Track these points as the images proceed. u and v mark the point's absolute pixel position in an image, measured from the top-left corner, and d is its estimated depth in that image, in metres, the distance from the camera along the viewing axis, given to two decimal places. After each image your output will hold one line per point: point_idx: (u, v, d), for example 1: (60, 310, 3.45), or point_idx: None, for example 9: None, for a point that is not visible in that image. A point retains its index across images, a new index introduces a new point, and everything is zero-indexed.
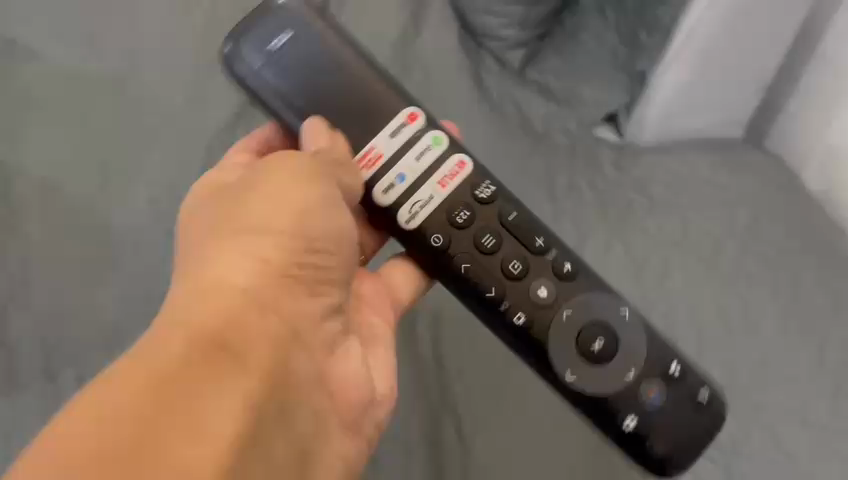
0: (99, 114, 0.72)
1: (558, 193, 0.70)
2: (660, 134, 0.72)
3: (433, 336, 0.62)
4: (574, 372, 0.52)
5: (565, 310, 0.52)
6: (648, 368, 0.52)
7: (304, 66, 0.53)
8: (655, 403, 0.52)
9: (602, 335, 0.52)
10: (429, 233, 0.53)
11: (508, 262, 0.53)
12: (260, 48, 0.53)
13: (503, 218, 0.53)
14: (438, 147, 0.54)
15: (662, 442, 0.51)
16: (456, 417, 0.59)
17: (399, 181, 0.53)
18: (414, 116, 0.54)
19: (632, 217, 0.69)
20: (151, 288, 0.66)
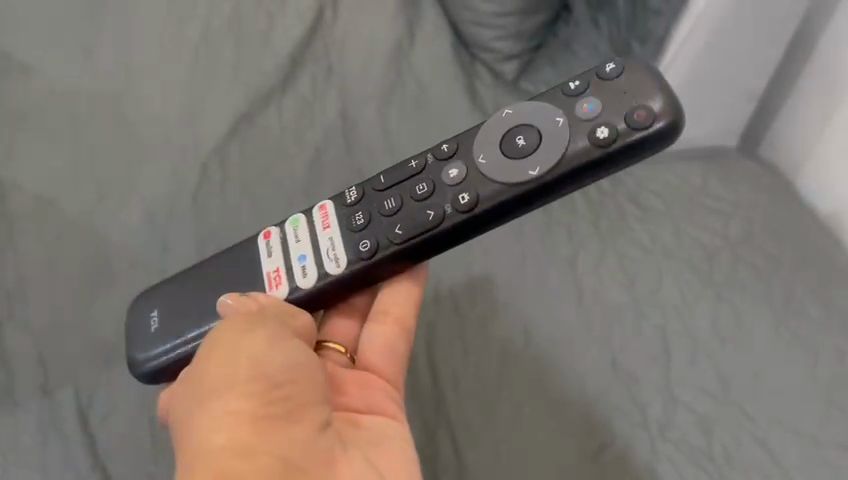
0: (96, 128, 0.73)
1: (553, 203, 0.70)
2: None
3: (428, 348, 0.63)
4: (532, 168, 0.49)
5: (479, 157, 0.51)
6: (558, 104, 0.51)
7: (184, 300, 0.55)
8: (594, 106, 0.49)
9: (518, 135, 0.51)
10: (355, 246, 0.52)
11: (414, 191, 0.52)
12: (148, 338, 0.54)
13: (379, 187, 0.53)
14: (297, 223, 0.55)
15: (628, 114, 0.48)
16: (450, 429, 0.60)
17: (304, 262, 0.53)
18: (263, 234, 0.55)
19: (625, 225, 0.69)
20: None
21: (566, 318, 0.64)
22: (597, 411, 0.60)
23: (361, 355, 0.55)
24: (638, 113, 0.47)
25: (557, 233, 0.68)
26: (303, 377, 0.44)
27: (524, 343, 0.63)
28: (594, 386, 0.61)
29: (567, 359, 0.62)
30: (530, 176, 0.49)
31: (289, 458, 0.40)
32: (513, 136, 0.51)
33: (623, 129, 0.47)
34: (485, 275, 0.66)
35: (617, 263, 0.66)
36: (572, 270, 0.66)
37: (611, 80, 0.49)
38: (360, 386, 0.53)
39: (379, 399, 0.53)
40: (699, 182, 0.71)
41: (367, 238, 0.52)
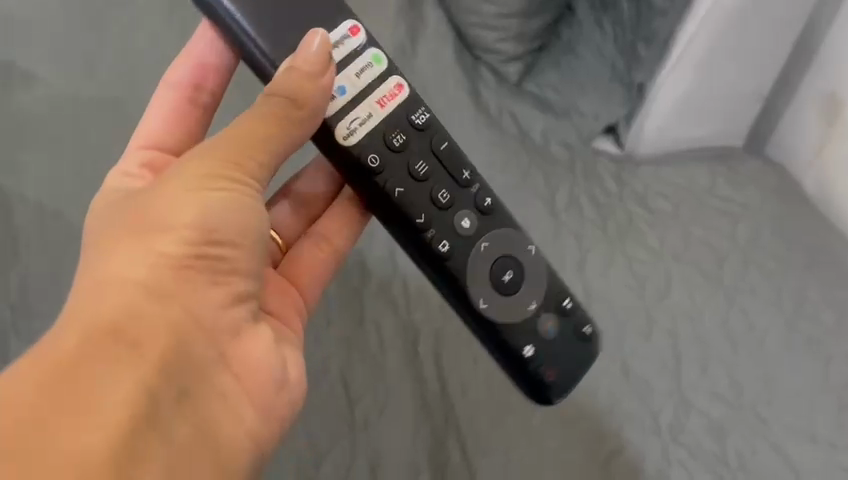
0: (99, 137, 0.72)
1: (558, 207, 0.69)
2: (658, 143, 0.72)
3: (435, 354, 0.62)
4: (485, 300, 0.51)
5: (483, 243, 0.52)
6: (548, 298, 0.53)
7: None
8: (551, 332, 0.53)
9: (511, 269, 0.52)
10: (366, 154, 0.49)
11: (438, 192, 0.51)
12: None
13: (436, 146, 0.51)
14: (378, 64, 0.51)
15: (551, 368, 0.53)
16: (458, 435, 0.59)
17: (337, 94, 0.49)
18: (355, 28, 0.50)
19: (633, 229, 0.68)
20: None
21: None
22: (610, 417, 0.59)
23: (290, 256, 0.55)
24: (549, 372, 0.53)
25: (565, 240, 0.67)
26: (243, 238, 0.43)
27: None
28: (605, 393, 0.60)
29: None
30: (475, 297, 0.51)
31: (197, 315, 0.41)
32: (501, 270, 0.52)
33: (537, 366, 0.52)
34: None
35: (626, 268, 0.65)
36: (580, 273, 0.65)
37: (572, 334, 0.54)
38: (279, 292, 0.52)
39: (288, 312, 0.52)
40: (705, 182, 0.71)
41: (381, 158, 0.49)
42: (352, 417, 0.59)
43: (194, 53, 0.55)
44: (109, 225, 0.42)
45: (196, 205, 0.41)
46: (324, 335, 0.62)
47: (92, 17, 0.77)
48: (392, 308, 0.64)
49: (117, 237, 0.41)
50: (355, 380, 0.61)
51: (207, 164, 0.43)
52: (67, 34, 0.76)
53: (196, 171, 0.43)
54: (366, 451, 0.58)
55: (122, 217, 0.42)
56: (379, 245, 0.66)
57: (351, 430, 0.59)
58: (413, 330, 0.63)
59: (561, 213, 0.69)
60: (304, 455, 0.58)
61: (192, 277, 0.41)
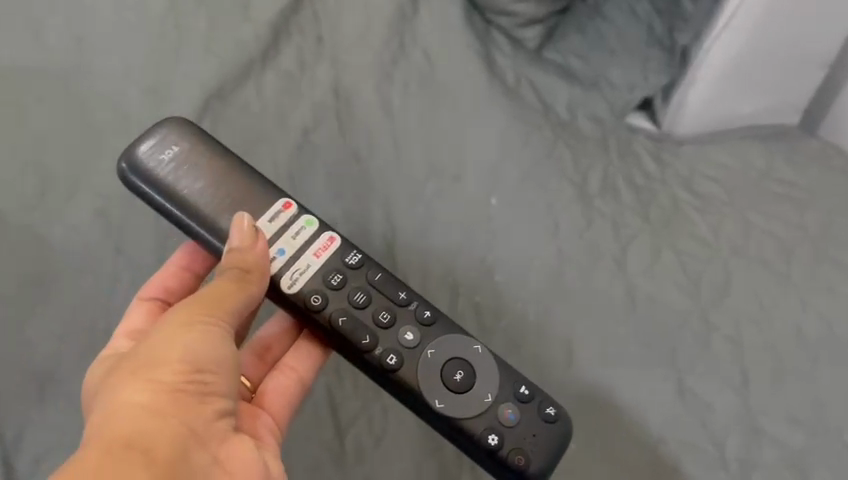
0: (40, 111, 0.61)
1: (591, 191, 0.56)
2: (702, 125, 0.60)
3: None
4: (440, 399, 0.45)
5: (431, 350, 0.46)
6: (503, 386, 0.46)
7: (217, 192, 0.48)
8: (513, 417, 0.45)
9: (461, 368, 0.45)
10: (306, 296, 0.46)
11: (377, 312, 0.46)
12: (158, 155, 0.48)
13: (373, 277, 0.47)
14: (312, 226, 0.48)
15: (526, 456, 0.44)
16: (474, 473, 0.48)
17: (278, 257, 0.47)
18: (285, 204, 0.48)
19: (682, 217, 0.56)
20: (97, 321, 0.53)
21: (618, 332, 0.51)
22: (667, 447, 0.47)
23: (259, 392, 0.47)
24: (517, 459, 0.44)
25: (602, 228, 0.54)
26: (229, 365, 0.40)
27: (567, 367, 0.50)
28: (657, 417, 0.48)
29: (623, 384, 0.49)
30: (430, 400, 0.45)
31: (198, 433, 0.37)
32: (452, 372, 0.45)
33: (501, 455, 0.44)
34: (512, 286, 0.52)
35: (675, 262, 0.53)
36: (621, 271, 0.53)
37: (535, 420, 0.45)
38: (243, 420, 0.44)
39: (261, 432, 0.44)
40: (762, 165, 0.60)
41: (322, 294, 0.46)
42: (342, 452, 0.48)
43: (180, 257, 0.51)
44: (102, 380, 0.39)
45: (180, 340, 0.38)
46: None
47: None
48: None
49: (111, 381, 0.37)
50: (346, 405, 0.49)
51: (185, 309, 0.40)
52: None
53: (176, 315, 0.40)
54: None
55: (114, 368, 0.39)
56: (377, 241, 0.55)
57: (341, 468, 0.47)
58: None
59: (593, 197, 0.56)
60: None
61: (186, 401, 0.37)
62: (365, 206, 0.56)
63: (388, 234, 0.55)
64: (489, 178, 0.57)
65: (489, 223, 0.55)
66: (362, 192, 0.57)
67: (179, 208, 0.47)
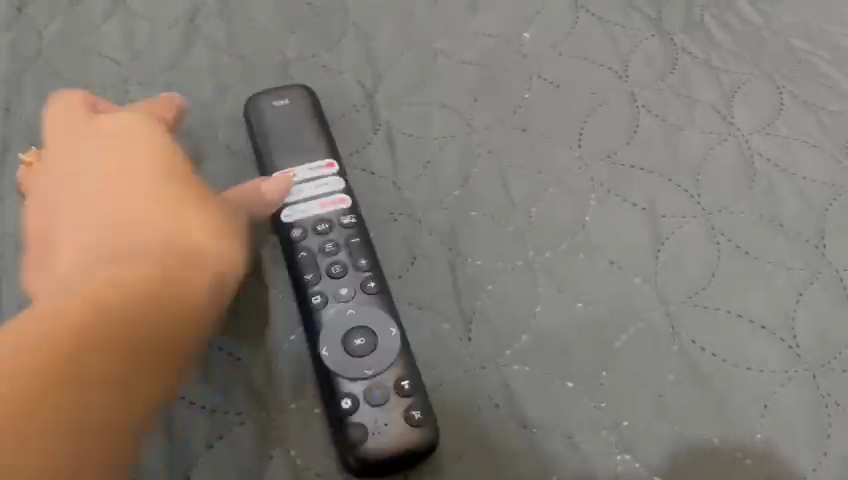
0: None
1: (674, 28, 0.38)
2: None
3: (450, 262, 0.30)
4: (329, 345, 0.26)
5: (353, 316, 0.27)
6: (394, 365, 0.26)
7: (304, 166, 0.31)
8: (377, 397, 0.25)
9: (364, 335, 0.27)
10: (284, 223, 0.30)
11: (327, 262, 0.28)
12: (265, 104, 0.32)
13: (354, 239, 0.29)
14: (342, 187, 0.31)
15: (358, 442, 0.25)
16: (502, 426, 0.27)
17: (289, 196, 0.30)
18: (330, 162, 0.31)
19: (808, 69, 0.37)
20: None
21: (736, 211, 0.31)
22: (839, 385, 0.27)
23: None
24: (352, 432, 0.25)
25: (692, 72, 0.36)
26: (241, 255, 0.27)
27: (654, 257, 0.30)
28: (808, 334, 0.28)
29: (754, 284, 0.29)
30: (317, 342, 0.27)
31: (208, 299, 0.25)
32: (354, 333, 0.27)
33: (334, 423, 0.26)
34: (555, 146, 0.33)
35: (806, 117, 0.35)
36: (728, 125, 0.34)
37: (404, 415, 0.25)
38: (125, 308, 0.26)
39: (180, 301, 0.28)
40: None
41: (304, 233, 0.29)
42: (269, 384, 0.27)
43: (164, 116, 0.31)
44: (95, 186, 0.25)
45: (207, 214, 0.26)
46: None
47: None
48: (369, 184, 0.32)
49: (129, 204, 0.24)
50: (278, 308, 0.29)
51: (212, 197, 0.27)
52: None
53: (179, 161, 0.27)
54: (290, 453, 0.26)
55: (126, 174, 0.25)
56: (350, 89, 0.36)
57: (265, 413, 0.27)
58: (408, 220, 0.31)
59: (676, 33, 0.38)
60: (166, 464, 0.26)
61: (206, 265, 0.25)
62: (331, 42, 0.37)
63: (368, 83, 0.36)
64: (520, 8, 0.38)
65: (521, 63, 0.36)
66: (329, 23, 0.38)
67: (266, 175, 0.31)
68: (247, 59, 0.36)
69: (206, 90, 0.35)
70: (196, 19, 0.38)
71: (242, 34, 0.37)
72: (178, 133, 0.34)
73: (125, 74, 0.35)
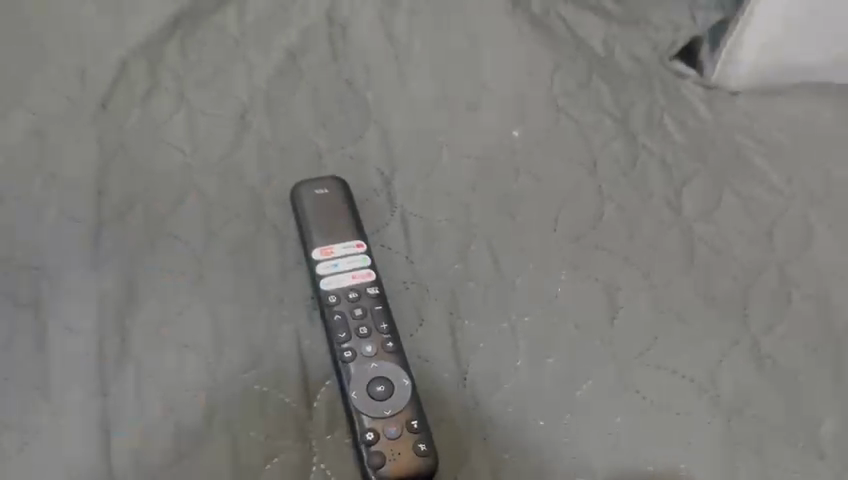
0: None
1: (636, 128, 0.46)
2: (762, 77, 0.50)
3: (450, 324, 0.38)
4: (357, 390, 0.35)
5: (375, 368, 0.35)
6: (407, 408, 0.34)
7: (339, 244, 0.39)
8: (392, 432, 0.33)
9: (385, 382, 0.35)
10: (323, 291, 0.38)
11: (357, 324, 0.37)
12: (308, 192, 0.41)
13: (376, 306, 0.37)
14: (368, 263, 0.39)
15: (378, 467, 0.33)
16: (489, 456, 0.34)
17: (328, 268, 0.38)
18: (359, 242, 0.40)
19: (746, 164, 0.46)
20: (7, 249, 0.40)
21: (677, 286, 0.39)
22: (746, 427, 0.35)
23: None
24: (372, 459, 0.33)
25: (649, 167, 0.44)
26: None
27: (610, 323, 0.38)
28: (727, 387, 0.36)
29: (687, 345, 0.37)
30: (347, 386, 0.35)
31: None
32: (376, 383, 0.35)
33: (358, 451, 0.33)
34: (536, 229, 0.41)
35: (739, 208, 0.43)
36: (676, 214, 0.42)
37: (413, 447, 0.33)
38: None
39: None
40: (834, 116, 0.50)
41: (339, 299, 0.37)
42: (309, 419, 0.35)
43: None
44: None
45: None
46: (271, 288, 0.39)
47: None
48: (386, 258, 0.41)
49: None
50: (316, 360, 0.37)
51: None
52: None
53: None
54: (326, 472, 0.34)
55: None
56: (371, 176, 0.44)
57: (306, 440, 0.35)
58: (417, 288, 0.39)
59: (638, 132, 0.46)
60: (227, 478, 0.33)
61: None
62: (356, 136, 0.46)
63: (386, 171, 0.44)
64: (511, 110, 0.47)
65: (511, 157, 0.45)
66: (355, 121, 0.47)
67: (309, 251, 0.39)
68: (288, 149, 0.45)
69: (256, 176, 0.44)
70: (247, 115, 0.46)
71: (284, 130, 0.46)
72: (234, 212, 0.42)
73: (190, 161, 0.44)
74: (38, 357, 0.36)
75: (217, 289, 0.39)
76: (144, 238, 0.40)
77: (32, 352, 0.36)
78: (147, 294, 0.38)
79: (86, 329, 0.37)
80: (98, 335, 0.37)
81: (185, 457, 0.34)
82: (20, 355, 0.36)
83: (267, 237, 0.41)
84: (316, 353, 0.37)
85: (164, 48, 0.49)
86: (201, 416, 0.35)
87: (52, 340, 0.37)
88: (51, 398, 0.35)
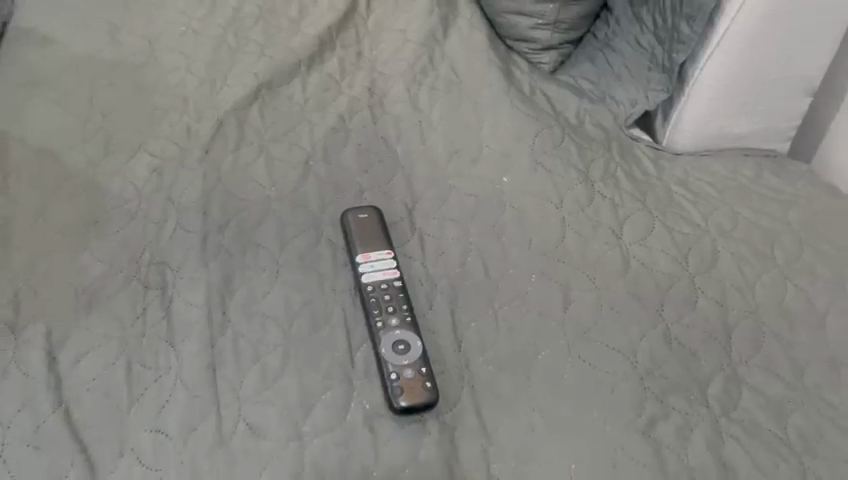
0: (111, 96, 0.69)
1: (594, 176, 0.63)
2: (698, 140, 0.70)
3: (451, 309, 0.54)
4: (385, 347, 0.50)
5: (398, 332, 0.51)
6: (419, 359, 0.50)
7: (375, 252, 0.56)
8: (409, 374, 0.49)
9: (405, 343, 0.50)
10: (363, 282, 0.54)
11: (387, 304, 0.52)
12: (354, 217, 0.58)
13: (400, 294, 0.53)
14: (394, 265, 0.55)
15: (398, 396, 0.48)
16: (474, 396, 0.50)
17: (367, 268, 0.55)
18: (388, 250, 0.56)
19: (677, 205, 0.62)
20: (141, 253, 0.57)
21: (614, 289, 0.55)
22: (655, 382, 0.50)
23: None
24: (395, 391, 0.48)
25: (601, 206, 0.60)
26: None
27: (564, 312, 0.54)
28: (644, 356, 0.51)
29: (618, 327, 0.53)
30: (378, 345, 0.50)
31: None
32: (399, 343, 0.50)
33: (385, 386, 0.49)
34: (516, 246, 0.58)
35: (667, 236, 0.59)
36: (618, 239, 0.58)
37: (423, 384, 0.49)
38: None
39: None
40: (751, 175, 0.67)
41: (374, 288, 0.53)
42: (352, 367, 0.51)
43: None
44: None
45: None
46: (326, 280, 0.55)
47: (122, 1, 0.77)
48: (408, 263, 0.57)
49: None
50: (357, 328, 0.53)
51: None
52: (98, 14, 0.76)
53: None
54: (362, 401, 0.49)
55: None
56: (399, 207, 0.61)
57: (349, 381, 0.50)
58: (429, 284, 0.55)
59: (596, 180, 0.62)
60: (293, 402, 0.49)
61: None
62: (388, 179, 0.63)
63: (410, 204, 0.61)
64: (502, 162, 0.63)
65: (500, 196, 0.61)
66: (387, 168, 0.64)
67: (353, 255, 0.56)
68: (338, 187, 0.62)
69: (315, 205, 0.60)
70: (309, 161, 0.63)
71: (336, 173, 0.63)
72: (300, 229, 0.58)
73: (268, 193, 0.61)
74: (166, 320, 0.53)
75: (288, 280, 0.55)
76: (237, 245, 0.57)
77: (162, 317, 0.53)
78: (240, 282, 0.55)
79: (199, 303, 0.53)
80: (207, 306, 0.53)
81: (265, 389, 0.49)
82: (153, 320, 0.53)
83: (323, 247, 0.57)
84: (356, 325, 0.53)
85: (249, 112, 0.67)
86: (277, 362, 0.50)
87: (175, 311, 0.53)
88: (176, 348, 0.51)
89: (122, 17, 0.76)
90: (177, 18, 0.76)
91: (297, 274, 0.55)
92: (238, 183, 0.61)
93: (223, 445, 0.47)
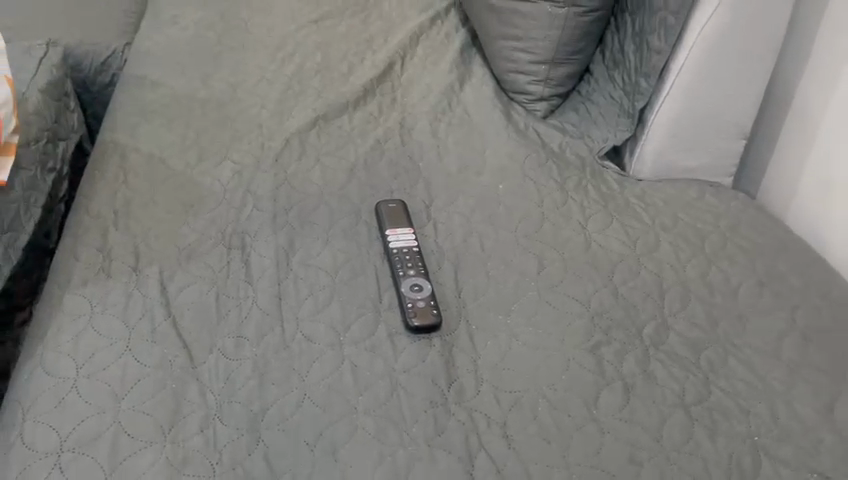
0: (203, 121, 0.91)
1: (569, 187, 0.82)
2: (656, 170, 0.89)
3: (454, 269, 0.73)
4: (405, 287, 0.69)
5: (414, 278, 0.70)
6: (429, 295, 0.68)
7: (400, 228, 0.75)
8: (421, 304, 0.67)
9: (419, 285, 0.69)
10: (391, 247, 0.73)
11: (407, 260, 0.71)
12: (386, 205, 0.77)
13: (417, 255, 0.72)
14: (414, 237, 0.75)
15: (413, 317, 0.66)
16: (468, 325, 0.68)
17: (394, 237, 0.74)
18: (410, 228, 0.75)
19: (631, 209, 0.81)
20: (225, 226, 0.77)
21: (577, 260, 0.73)
22: (603, 320, 0.68)
23: None
24: (411, 314, 0.66)
25: (572, 207, 0.79)
26: None
27: (538, 273, 0.72)
28: (595, 304, 0.69)
29: (578, 285, 0.71)
30: (400, 285, 0.69)
31: None
32: (415, 284, 0.69)
33: (403, 312, 0.67)
34: (505, 231, 0.77)
35: (621, 228, 0.77)
36: (583, 229, 0.77)
37: (431, 311, 0.67)
38: None
39: None
40: (695, 193, 0.85)
41: (398, 250, 0.73)
42: (380, 302, 0.69)
43: None
44: None
45: None
46: (362, 247, 0.74)
47: (214, 57, 1.00)
48: (424, 239, 0.76)
49: None
50: (384, 279, 0.71)
51: None
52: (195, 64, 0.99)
53: None
54: (386, 323, 0.67)
55: None
56: (419, 202, 0.80)
57: (378, 311, 0.68)
58: (438, 253, 0.74)
59: (570, 190, 0.82)
60: (336, 322, 0.67)
61: None
62: (411, 183, 0.83)
63: (427, 201, 0.80)
64: (499, 175, 0.83)
65: (496, 197, 0.81)
66: (411, 176, 0.84)
67: (385, 230, 0.75)
68: (374, 187, 0.82)
69: (356, 199, 0.80)
70: (353, 169, 0.84)
71: (373, 178, 0.83)
72: (345, 214, 0.78)
73: (322, 190, 0.81)
74: (245, 268, 0.72)
75: (335, 246, 0.74)
76: (298, 223, 0.77)
77: (242, 266, 0.72)
78: (299, 247, 0.74)
79: (271, 258, 0.73)
80: (275, 259, 0.73)
81: (317, 314, 0.68)
82: (235, 268, 0.72)
83: (361, 226, 0.77)
84: (384, 277, 0.72)
85: (308, 135, 0.88)
86: (325, 297, 0.69)
87: (252, 262, 0.73)
88: (253, 286, 0.70)
89: (213, 67, 0.99)
90: (255, 70, 0.99)
91: (341, 242, 0.75)
92: (299, 182, 0.82)
93: (285, 346, 0.65)
